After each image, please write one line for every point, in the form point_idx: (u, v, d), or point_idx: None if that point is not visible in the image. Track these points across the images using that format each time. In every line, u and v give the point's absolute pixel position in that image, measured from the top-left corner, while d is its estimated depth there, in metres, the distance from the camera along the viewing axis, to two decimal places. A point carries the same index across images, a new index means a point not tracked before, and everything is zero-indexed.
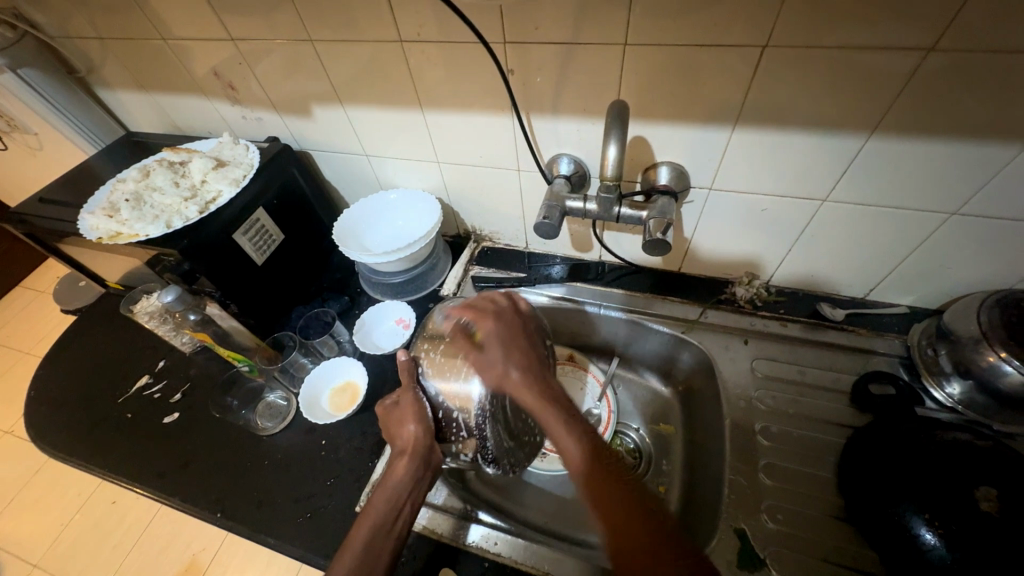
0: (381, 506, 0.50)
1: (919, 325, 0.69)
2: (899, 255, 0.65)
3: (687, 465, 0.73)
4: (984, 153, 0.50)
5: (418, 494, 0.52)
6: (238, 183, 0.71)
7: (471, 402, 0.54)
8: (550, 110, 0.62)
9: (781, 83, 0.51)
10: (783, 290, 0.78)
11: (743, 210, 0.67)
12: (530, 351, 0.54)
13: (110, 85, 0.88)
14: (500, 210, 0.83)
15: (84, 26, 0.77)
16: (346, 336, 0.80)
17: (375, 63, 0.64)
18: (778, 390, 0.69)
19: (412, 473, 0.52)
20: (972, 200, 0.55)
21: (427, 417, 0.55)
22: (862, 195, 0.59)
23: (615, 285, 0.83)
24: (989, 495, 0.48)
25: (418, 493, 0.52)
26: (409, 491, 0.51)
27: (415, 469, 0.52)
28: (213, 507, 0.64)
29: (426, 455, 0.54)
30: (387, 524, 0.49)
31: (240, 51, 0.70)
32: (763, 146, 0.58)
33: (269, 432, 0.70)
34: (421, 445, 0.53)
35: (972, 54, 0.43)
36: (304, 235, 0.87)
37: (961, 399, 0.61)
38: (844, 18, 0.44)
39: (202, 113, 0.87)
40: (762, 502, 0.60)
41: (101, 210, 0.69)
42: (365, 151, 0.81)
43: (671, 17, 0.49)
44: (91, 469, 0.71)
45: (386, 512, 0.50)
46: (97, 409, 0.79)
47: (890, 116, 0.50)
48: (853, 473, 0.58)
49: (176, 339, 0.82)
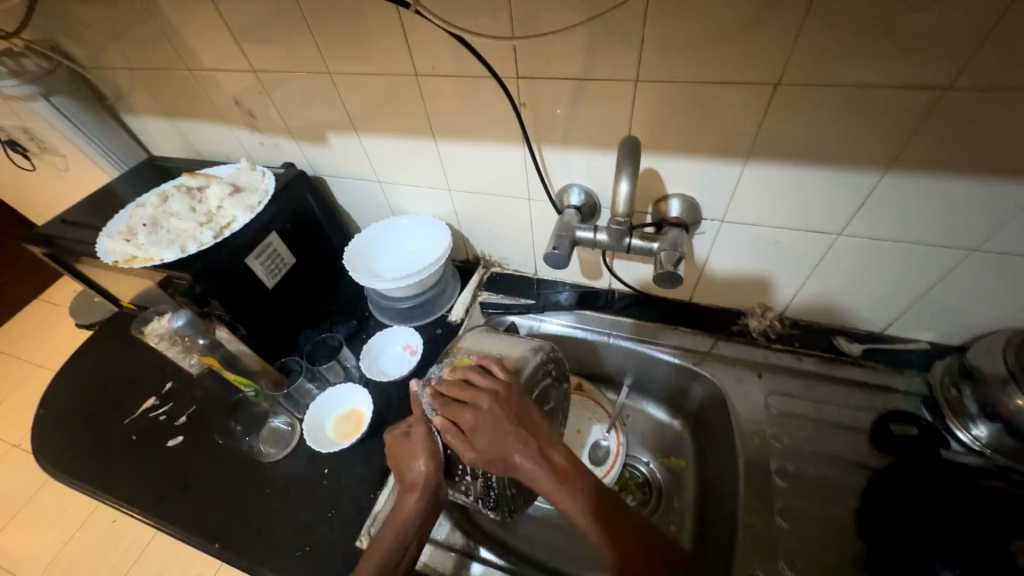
0: (386, 540, 0.50)
1: (941, 362, 0.67)
2: (917, 290, 0.64)
3: (700, 504, 0.70)
4: (1004, 190, 0.49)
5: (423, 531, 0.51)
6: (253, 209, 0.73)
7: None
8: (561, 141, 0.63)
9: (793, 119, 0.51)
10: (797, 322, 0.76)
11: (755, 242, 0.66)
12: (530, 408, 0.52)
13: (136, 112, 0.92)
14: (510, 237, 0.83)
15: (114, 57, 0.80)
16: (353, 362, 0.79)
17: (390, 94, 0.66)
18: (794, 427, 0.67)
19: (419, 509, 0.51)
20: (993, 236, 0.53)
21: (436, 455, 0.54)
22: (877, 229, 0.58)
23: (624, 313, 0.81)
24: None
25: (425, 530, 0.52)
26: (417, 526, 0.51)
27: (421, 506, 0.52)
28: (212, 536, 0.62)
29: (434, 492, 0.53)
30: (391, 560, 0.49)
31: (261, 81, 0.72)
32: (775, 180, 0.57)
33: (272, 458, 0.69)
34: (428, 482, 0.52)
35: (988, 93, 0.43)
36: (315, 258, 0.87)
37: (988, 442, 0.58)
38: (856, 58, 0.44)
39: (222, 139, 0.89)
40: (779, 547, 0.57)
41: (119, 234, 0.71)
42: (378, 177, 0.82)
43: (682, 55, 0.49)
44: (93, 493, 0.71)
45: (394, 548, 0.49)
46: (103, 430, 0.79)
47: (905, 152, 0.49)
48: (876, 519, 0.55)
49: (184, 360, 0.83)
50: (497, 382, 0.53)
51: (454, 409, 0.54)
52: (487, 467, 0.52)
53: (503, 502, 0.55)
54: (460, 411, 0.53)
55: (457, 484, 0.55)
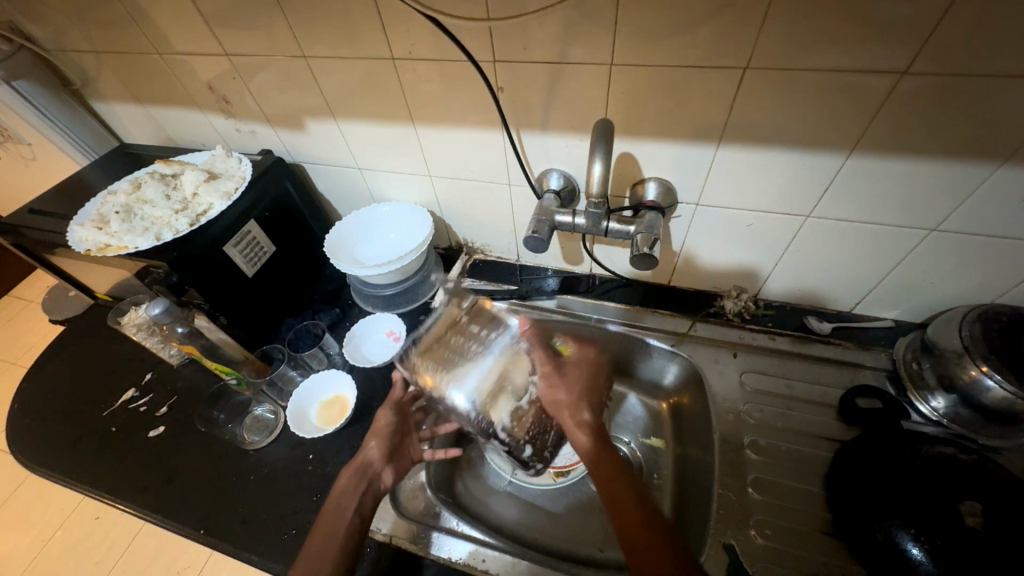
0: (330, 523, 0.54)
1: (904, 339, 0.70)
2: (881, 271, 0.66)
3: (677, 480, 0.73)
4: (958, 171, 0.52)
5: (361, 508, 0.56)
6: (229, 197, 0.72)
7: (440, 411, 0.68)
8: (539, 127, 0.63)
9: (763, 103, 0.52)
10: (771, 303, 0.79)
11: (729, 226, 0.68)
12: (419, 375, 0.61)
13: (105, 98, 0.89)
14: (491, 223, 0.84)
15: (79, 40, 0.77)
16: (336, 349, 0.79)
17: (368, 79, 0.65)
18: (766, 403, 0.69)
19: (352, 486, 0.57)
20: (950, 217, 0.56)
21: (386, 441, 0.61)
22: (844, 211, 0.60)
23: (607, 299, 0.83)
24: (975, 510, 0.49)
25: (363, 508, 0.56)
26: (354, 503, 0.56)
27: (355, 482, 0.57)
28: (197, 523, 0.63)
29: (370, 472, 0.59)
30: (340, 533, 0.53)
31: (234, 66, 0.71)
32: (746, 163, 0.59)
33: (255, 445, 0.70)
34: (368, 463, 0.59)
35: (945, 77, 0.44)
36: (294, 246, 0.86)
37: (946, 413, 0.62)
38: (822, 42, 0.45)
39: (196, 126, 0.88)
40: (751, 517, 0.60)
41: (90, 222, 0.69)
42: (358, 164, 0.82)
43: (655, 39, 0.50)
44: (73, 485, 0.70)
45: (334, 517, 0.55)
46: (81, 423, 0.77)
47: (867, 137, 0.51)
48: (842, 489, 0.58)
49: (164, 351, 0.80)
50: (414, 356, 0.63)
51: None
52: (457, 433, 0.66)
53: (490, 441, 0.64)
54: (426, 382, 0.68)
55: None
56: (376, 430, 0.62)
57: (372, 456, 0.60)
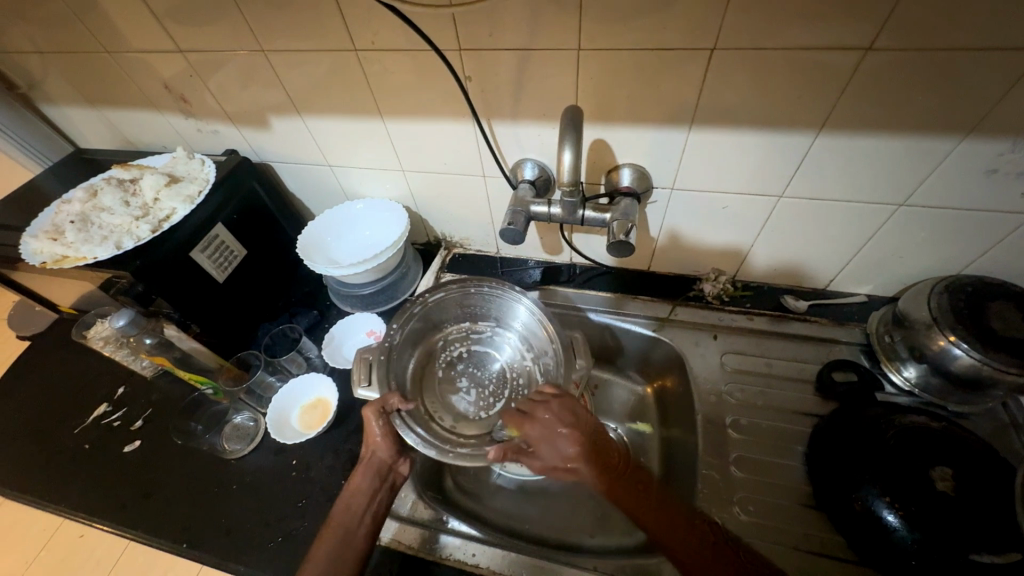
0: (336, 534, 0.53)
1: (877, 313, 0.71)
2: (853, 247, 0.68)
3: (664, 462, 0.74)
4: (922, 146, 0.52)
5: (378, 507, 0.56)
6: (192, 200, 0.69)
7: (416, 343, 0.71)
8: (510, 116, 0.62)
9: (733, 84, 0.52)
10: (749, 284, 0.80)
11: (704, 209, 0.68)
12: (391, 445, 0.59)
13: (54, 101, 0.84)
14: (469, 217, 0.83)
15: (20, 40, 0.73)
16: (315, 352, 0.77)
17: (332, 73, 0.63)
18: (746, 382, 0.71)
19: (369, 485, 0.57)
20: (917, 191, 0.57)
21: (396, 439, 0.59)
22: (816, 189, 0.61)
23: (588, 287, 0.83)
24: (946, 475, 0.51)
25: (380, 508, 0.56)
26: (368, 504, 0.56)
27: (370, 482, 0.57)
28: (180, 537, 0.61)
29: (385, 468, 0.59)
30: (354, 538, 0.53)
31: (190, 63, 0.68)
32: (718, 146, 0.59)
33: (236, 454, 0.68)
34: (385, 463, 0.59)
35: (907, 52, 0.45)
36: (267, 248, 0.84)
37: (917, 382, 0.64)
38: (785, 22, 0.45)
39: (155, 128, 0.84)
40: (735, 494, 0.62)
41: (44, 233, 0.66)
42: (328, 161, 0.79)
43: (623, 23, 0.49)
44: (46, 506, 0.67)
45: (349, 520, 0.54)
46: (53, 442, 0.75)
47: (835, 115, 0.52)
48: (821, 462, 0.60)
49: (135, 363, 0.77)
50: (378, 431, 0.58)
51: (415, 316, 0.69)
52: (439, 348, 0.74)
53: (487, 334, 0.74)
54: (393, 346, 0.64)
55: (488, 309, 0.72)
56: (372, 435, 0.58)
57: (381, 456, 0.58)
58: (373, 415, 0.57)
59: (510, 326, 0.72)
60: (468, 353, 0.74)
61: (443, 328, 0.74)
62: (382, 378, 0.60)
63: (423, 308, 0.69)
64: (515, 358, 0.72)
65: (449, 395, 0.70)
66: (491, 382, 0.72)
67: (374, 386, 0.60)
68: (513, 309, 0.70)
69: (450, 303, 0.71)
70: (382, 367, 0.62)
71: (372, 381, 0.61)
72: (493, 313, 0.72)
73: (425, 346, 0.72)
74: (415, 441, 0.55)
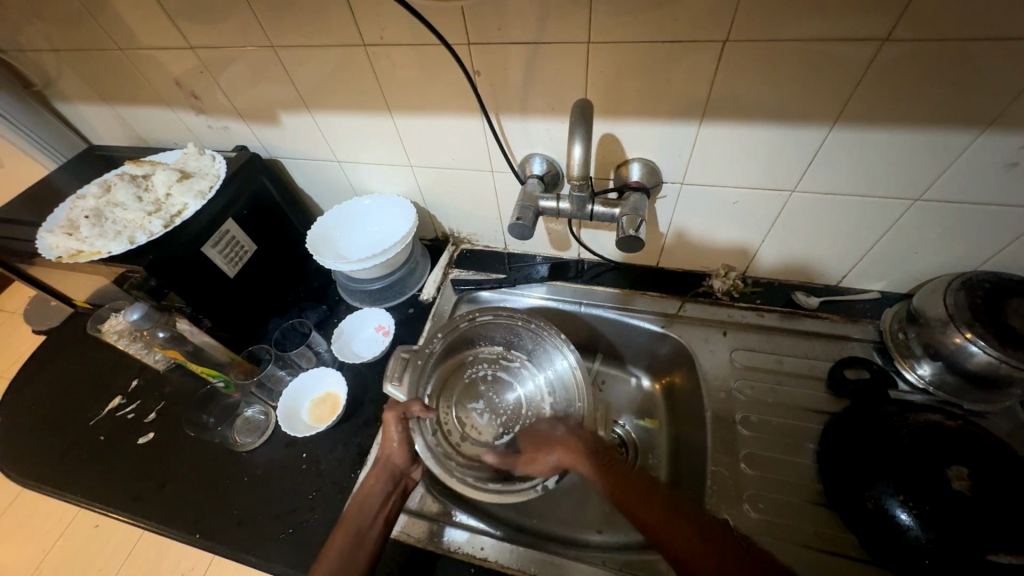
0: (347, 533, 0.54)
1: (890, 310, 0.70)
2: (866, 243, 0.66)
3: (672, 458, 0.73)
4: (939, 140, 0.51)
5: (389, 509, 0.57)
6: (204, 195, 0.70)
7: (451, 354, 0.71)
8: (519, 111, 0.62)
9: (745, 77, 0.51)
10: (759, 280, 0.79)
11: (715, 204, 0.67)
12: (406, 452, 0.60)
13: (68, 98, 0.85)
14: (477, 212, 0.83)
15: (35, 38, 0.74)
16: (325, 347, 0.79)
17: (341, 68, 0.63)
18: (757, 379, 0.70)
19: (382, 487, 0.58)
20: (934, 186, 0.56)
21: (411, 446, 0.60)
22: (829, 184, 0.60)
23: (596, 283, 0.82)
24: (961, 474, 0.50)
25: (391, 509, 0.57)
26: (380, 505, 0.56)
27: (382, 485, 0.58)
28: (193, 528, 0.62)
29: (398, 473, 0.59)
30: (364, 540, 0.53)
31: (201, 60, 0.68)
32: (729, 140, 0.58)
33: (247, 447, 0.69)
34: (399, 467, 0.59)
35: (925, 43, 0.44)
36: (277, 244, 0.85)
37: (932, 380, 0.63)
38: (800, 12, 0.44)
39: (166, 124, 0.84)
40: (744, 492, 0.61)
41: (60, 228, 0.67)
42: (336, 157, 0.80)
43: (633, 15, 0.48)
44: (64, 496, 0.69)
45: (362, 520, 0.55)
46: (70, 433, 0.76)
47: (850, 108, 0.51)
48: (833, 460, 0.59)
49: (149, 357, 0.78)
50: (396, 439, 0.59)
51: (458, 329, 0.69)
52: (471, 361, 0.74)
53: (516, 365, 0.73)
54: (431, 355, 0.65)
55: (526, 343, 0.70)
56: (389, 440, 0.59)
57: (397, 461, 0.59)
58: (394, 420, 0.59)
59: (539, 363, 0.70)
60: (496, 377, 0.73)
61: (479, 344, 0.74)
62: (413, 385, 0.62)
63: (468, 325, 0.69)
64: (535, 397, 0.71)
65: (463, 408, 0.71)
66: (506, 415, 0.71)
67: (404, 388, 0.62)
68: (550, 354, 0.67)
69: (490, 326, 0.71)
70: (415, 374, 0.63)
71: (403, 381, 0.62)
72: (528, 348, 0.70)
73: (456, 358, 0.72)
74: (419, 443, 0.57)
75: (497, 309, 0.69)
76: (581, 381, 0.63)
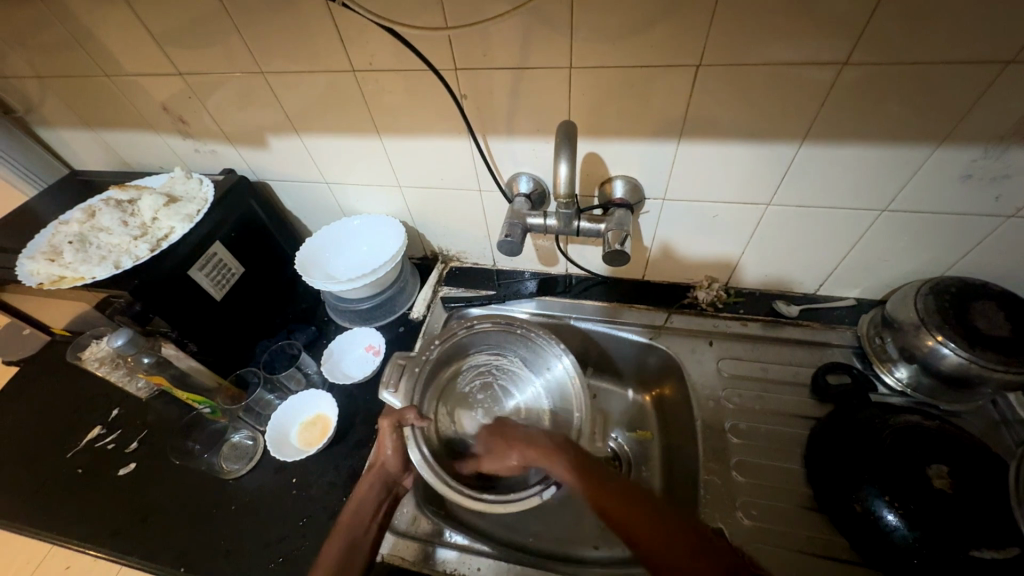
0: (340, 541, 0.53)
1: (865, 316, 0.73)
2: (839, 252, 0.70)
3: (665, 469, 0.74)
4: (898, 155, 0.55)
5: (377, 518, 0.56)
6: (192, 219, 0.70)
7: (447, 362, 0.70)
8: (505, 132, 0.64)
9: (719, 98, 0.54)
10: (741, 291, 0.81)
11: (696, 218, 0.70)
12: (395, 460, 0.60)
13: (51, 124, 0.85)
14: (465, 230, 0.84)
15: (20, 66, 0.74)
16: (314, 368, 0.78)
17: (329, 93, 0.65)
18: (743, 387, 0.71)
19: (374, 495, 0.58)
20: (897, 198, 0.59)
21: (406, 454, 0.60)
22: (801, 198, 0.63)
23: (584, 297, 0.84)
24: (942, 472, 0.52)
25: (381, 515, 0.57)
26: (374, 513, 0.56)
27: (376, 494, 0.58)
28: (177, 561, 0.60)
29: (391, 482, 0.60)
30: (357, 546, 0.53)
31: (190, 85, 0.69)
32: (706, 158, 0.61)
33: (234, 474, 0.67)
34: (391, 476, 0.60)
35: (879, 66, 0.47)
36: (265, 266, 0.84)
37: (909, 382, 0.65)
38: (765, 39, 0.48)
39: (153, 149, 0.84)
40: (737, 499, 0.62)
41: (41, 254, 0.66)
42: (325, 179, 0.80)
43: (613, 42, 0.51)
44: (37, 534, 0.66)
45: (355, 529, 0.54)
46: (44, 468, 0.73)
47: (815, 128, 0.54)
48: (820, 465, 0.60)
49: (130, 384, 0.77)
50: (389, 451, 0.60)
51: (456, 337, 0.69)
52: (472, 371, 0.73)
53: (512, 374, 0.72)
54: (427, 359, 0.67)
55: (523, 352, 0.71)
56: (382, 444, 0.60)
57: (390, 468, 0.60)
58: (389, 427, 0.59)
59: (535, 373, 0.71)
60: (489, 386, 0.73)
61: (477, 353, 0.73)
62: (410, 390, 0.64)
63: (466, 332, 0.70)
64: (532, 405, 0.70)
65: (458, 418, 0.70)
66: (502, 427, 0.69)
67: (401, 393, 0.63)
68: (546, 362, 0.68)
69: (489, 333, 0.71)
70: (412, 379, 0.65)
71: (400, 388, 0.64)
72: (526, 357, 0.71)
73: (451, 366, 0.71)
74: (419, 450, 0.57)
75: (496, 318, 0.71)
76: (578, 385, 0.64)
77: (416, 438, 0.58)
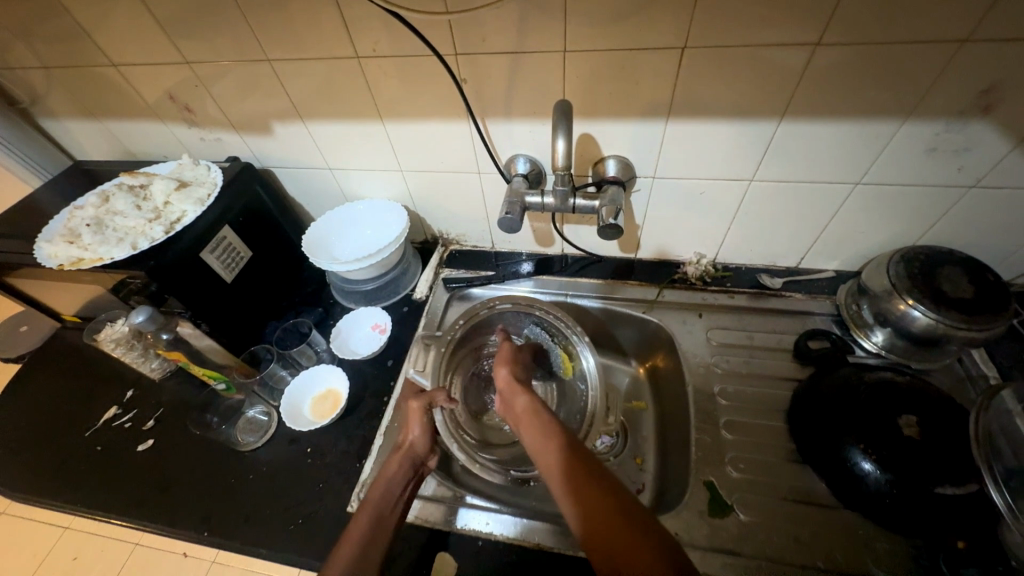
0: (368, 516, 0.55)
1: (844, 286, 0.78)
2: (819, 226, 0.74)
3: (659, 433, 0.78)
4: (869, 130, 0.59)
5: (403, 495, 0.58)
6: (203, 203, 0.72)
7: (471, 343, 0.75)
8: (503, 114, 0.67)
9: (703, 79, 0.58)
10: (729, 266, 0.86)
11: (685, 196, 0.74)
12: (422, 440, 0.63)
13: (56, 115, 0.87)
14: (465, 213, 0.87)
15: (26, 57, 0.75)
16: (324, 345, 0.81)
17: (332, 79, 0.67)
18: (731, 354, 0.76)
19: (401, 472, 0.59)
20: (870, 171, 0.64)
21: (433, 434, 0.64)
22: (782, 173, 0.67)
23: (580, 275, 0.87)
24: (911, 422, 0.56)
25: (407, 492, 0.59)
26: (401, 489, 0.58)
27: (403, 472, 0.60)
28: (200, 526, 0.63)
29: (417, 461, 0.62)
30: (384, 521, 0.55)
31: (196, 74, 0.71)
32: (692, 136, 0.65)
33: (251, 446, 0.70)
34: (418, 456, 0.62)
35: (848, 47, 0.52)
36: (271, 250, 0.87)
37: (885, 345, 0.70)
38: (744, 22, 0.51)
39: (158, 138, 0.86)
40: (726, 454, 0.66)
41: (59, 237, 0.68)
42: (328, 165, 0.83)
43: (604, 27, 0.55)
44: (62, 507, 0.68)
45: (384, 502, 0.56)
46: (63, 446, 0.75)
47: (793, 106, 0.58)
48: (803, 421, 0.65)
49: (145, 364, 0.80)
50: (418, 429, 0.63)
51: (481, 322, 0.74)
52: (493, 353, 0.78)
53: None
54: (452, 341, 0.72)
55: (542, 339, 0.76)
56: (411, 422, 0.64)
57: (417, 448, 0.62)
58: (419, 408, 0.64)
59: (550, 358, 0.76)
60: None
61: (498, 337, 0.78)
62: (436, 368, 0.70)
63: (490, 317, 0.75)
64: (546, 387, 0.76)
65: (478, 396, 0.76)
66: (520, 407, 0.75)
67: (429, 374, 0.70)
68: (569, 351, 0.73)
69: (508, 317, 0.76)
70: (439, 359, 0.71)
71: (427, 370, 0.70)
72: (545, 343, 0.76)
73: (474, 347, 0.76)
74: (444, 428, 0.64)
75: (516, 299, 0.74)
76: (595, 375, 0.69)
77: (440, 416, 0.65)
